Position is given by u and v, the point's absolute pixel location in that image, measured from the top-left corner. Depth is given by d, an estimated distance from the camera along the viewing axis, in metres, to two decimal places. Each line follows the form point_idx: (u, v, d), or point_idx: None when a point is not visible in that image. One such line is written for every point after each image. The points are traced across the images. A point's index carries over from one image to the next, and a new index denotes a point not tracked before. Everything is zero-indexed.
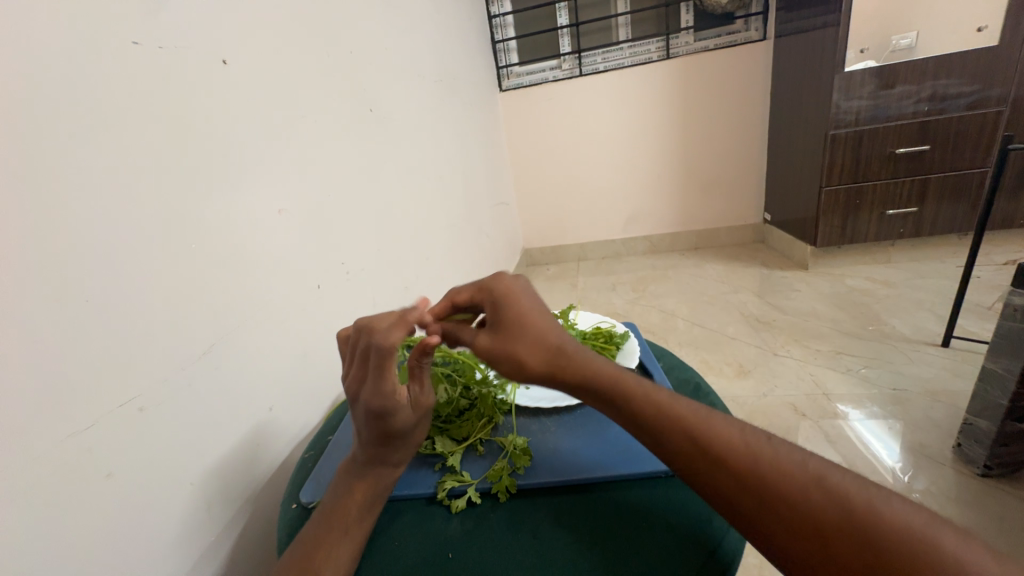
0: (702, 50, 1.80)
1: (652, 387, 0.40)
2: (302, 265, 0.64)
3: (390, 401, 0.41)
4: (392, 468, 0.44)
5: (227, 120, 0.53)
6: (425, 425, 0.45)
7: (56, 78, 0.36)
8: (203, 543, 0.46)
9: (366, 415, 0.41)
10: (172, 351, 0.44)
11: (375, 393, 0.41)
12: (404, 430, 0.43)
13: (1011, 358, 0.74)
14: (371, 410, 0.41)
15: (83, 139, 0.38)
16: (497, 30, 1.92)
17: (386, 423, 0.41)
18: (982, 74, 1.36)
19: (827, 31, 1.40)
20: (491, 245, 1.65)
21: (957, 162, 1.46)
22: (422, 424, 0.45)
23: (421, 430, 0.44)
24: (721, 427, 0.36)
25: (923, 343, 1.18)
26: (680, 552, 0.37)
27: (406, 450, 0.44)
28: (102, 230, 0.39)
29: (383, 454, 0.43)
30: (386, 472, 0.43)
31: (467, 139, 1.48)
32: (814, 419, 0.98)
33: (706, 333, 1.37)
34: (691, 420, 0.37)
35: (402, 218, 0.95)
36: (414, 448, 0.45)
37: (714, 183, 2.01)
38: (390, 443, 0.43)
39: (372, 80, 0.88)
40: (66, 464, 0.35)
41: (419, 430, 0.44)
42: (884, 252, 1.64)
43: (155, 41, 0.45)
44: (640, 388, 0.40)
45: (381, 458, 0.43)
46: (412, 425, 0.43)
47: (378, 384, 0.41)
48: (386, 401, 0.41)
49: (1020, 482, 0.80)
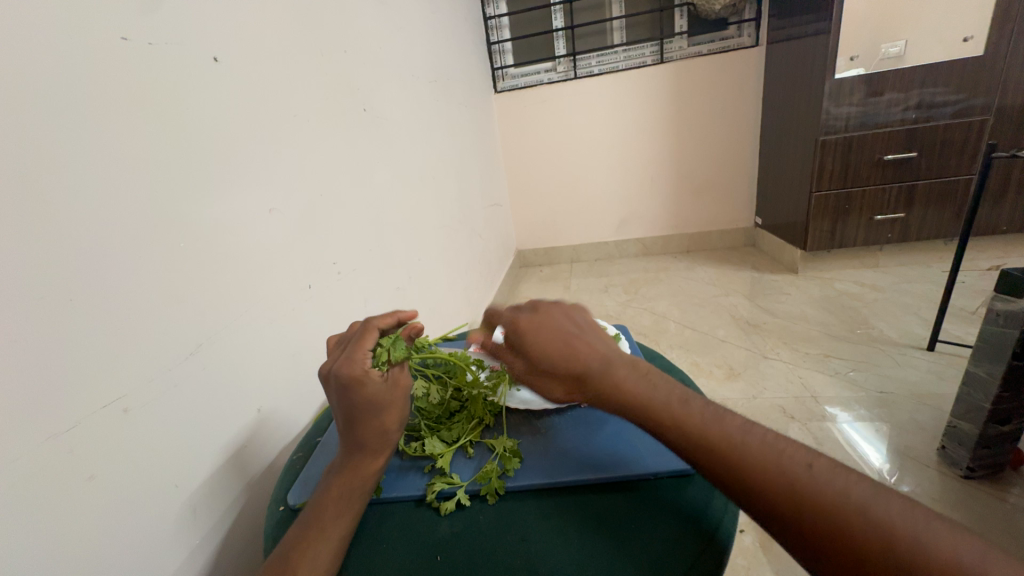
0: (696, 55, 1.82)
1: (684, 406, 0.39)
2: (293, 265, 0.63)
3: (352, 375, 0.42)
4: (371, 455, 0.43)
5: (217, 118, 0.52)
6: (402, 411, 0.44)
7: (42, 71, 0.36)
8: (190, 543, 0.45)
9: (338, 394, 0.43)
10: (158, 351, 0.44)
11: (341, 367, 0.43)
12: (378, 411, 0.43)
13: (993, 362, 0.75)
14: (339, 387, 0.42)
15: (70, 136, 0.37)
16: (493, 31, 1.92)
17: (355, 399, 0.42)
18: (967, 83, 1.38)
19: (817, 38, 1.43)
20: (485, 246, 1.65)
21: (944, 168, 1.48)
22: (401, 411, 0.44)
23: (394, 412, 0.43)
24: (754, 442, 0.36)
25: (909, 346, 1.20)
26: (668, 555, 0.37)
27: (383, 435, 0.43)
28: (86, 229, 0.38)
29: (359, 438, 0.43)
30: (366, 460, 0.42)
31: (461, 139, 1.48)
32: (803, 421, 0.99)
33: (698, 335, 1.38)
34: (729, 436, 0.36)
35: (394, 217, 0.94)
36: (394, 436, 0.44)
37: (707, 187, 2.02)
38: (362, 425, 0.42)
39: (365, 80, 0.88)
40: (47, 466, 0.34)
41: (394, 414, 0.44)
42: (872, 256, 1.66)
43: (145, 37, 0.44)
44: (670, 410, 0.39)
45: (357, 443, 0.42)
46: (387, 408, 0.43)
47: (346, 359, 0.43)
48: (351, 375, 0.42)
49: (1002, 483, 0.81)
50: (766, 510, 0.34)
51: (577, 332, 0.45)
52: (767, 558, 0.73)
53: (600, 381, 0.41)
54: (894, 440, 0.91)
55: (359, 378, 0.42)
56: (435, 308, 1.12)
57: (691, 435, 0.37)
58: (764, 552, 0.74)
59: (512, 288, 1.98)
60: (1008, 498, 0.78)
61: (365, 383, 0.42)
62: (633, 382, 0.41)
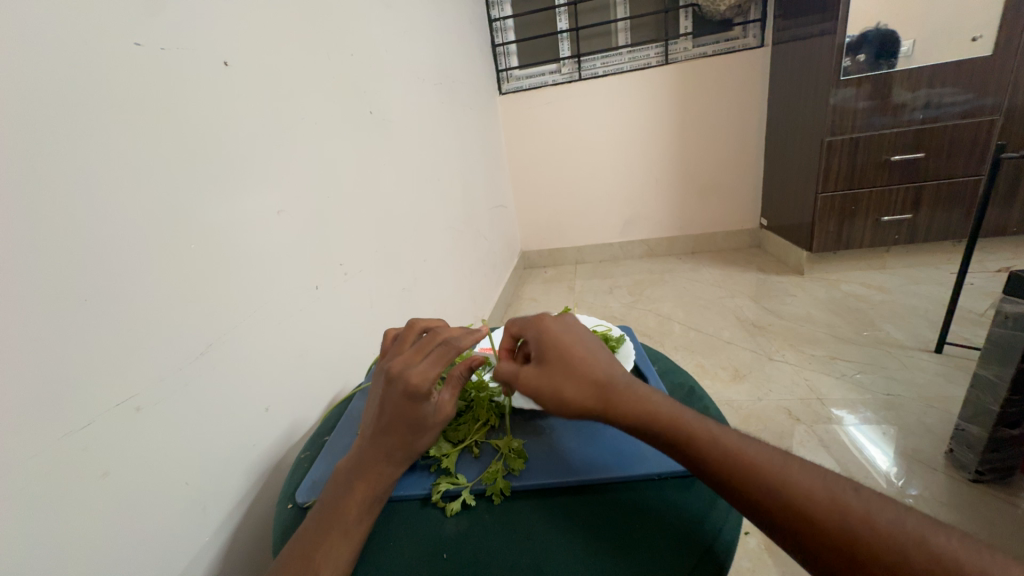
0: (700, 56, 1.82)
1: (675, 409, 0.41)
2: (302, 267, 0.64)
3: (420, 391, 0.42)
4: (392, 465, 0.43)
5: (226, 120, 0.53)
6: (430, 438, 0.45)
7: (61, 79, 0.37)
8: (200, 539, 0.46)
9: (394, 397, 0.43)
10: (171, 351, 0.44)
11: (411, 375, 0.43)
12: (417, 429, 0.44)
13: (1002, 364, 0.74)
14: (401, 394, 0.43)
15: (83, 141, 0.38)
16: (497, 33, 1.93)
17: (409, 415, 0.43)
18: (976, 84, 1.37)
19: (823, 39, 1.42)
20: (490, 248, 1.65)
21: (952, 169, 1.47)
22: (428, 435, 0.45)
23: (428, 437, 0.45)
24: (750, 446, 0.37)
25: (916, 349, 1.19)
26: (672, 555, 0.37)
27: (409, 452, 0.44)
28: (99, 230, 0.39)
29: (390, 445, 0.43)
30: (387, 469, 0.43)
31: (466, 142, 1.48)
32: (809, 424, 0.98)
33: (703, 336, 1.38)
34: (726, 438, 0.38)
35: (401, 220, 0.95)
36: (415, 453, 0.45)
37: (712, 189, 2.02)
38: (400, 437, 0.43)
39: (372, 84, 0.89)
40: (62, 463, 0.35)
41: (427, 438, 0.45)
42: (879, 258, 1.65)
43: (157, 42, 0.45)
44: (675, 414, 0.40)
45: (385, 449, 0.43)
46: (423, 428, 0.44)
47: (416, 368, 0.43)
48: (419, 388, 0.42)
49: (1011, 488, 0.80)
50: (765, 505, 0.34)
51: (596, 348, 0.46)
52: (773, 561, 0.73)
53: (622, 396, 0.42)
54: (901, 443, 0.91)
55: (425, 395, 0.43)
56: (441, 309, 1.13)
57: (704, 445, 0.38)
58: (771, 555, 0.74)
59: (516, 289, 1.98)
60: (1017, 502, 0.77)
61: (423, 402, 0.43)
62: (658, 399, 0.42)
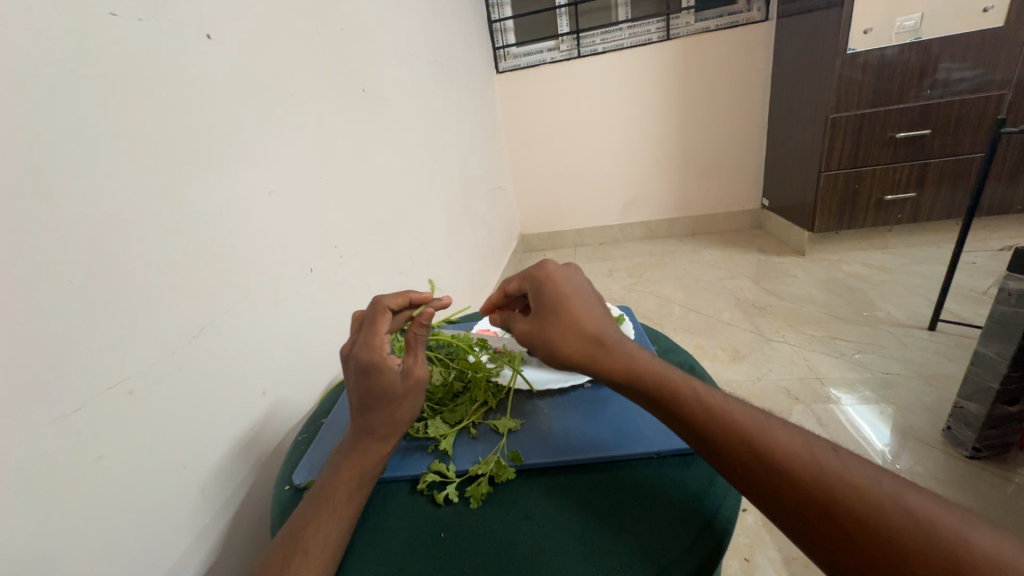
0: (703, 31, 1.76)
1: (692, 387, 0.38)
2: (296, 249, 0.63)
3: (372, 362, 0.42)
4: (379, 442, 0.42)
5: (212, 97, 0.51)
6: (415, 404, 0.44)
7: (34, 50, 0.35)
8: (199, 521, 0.46)
9: (355, 375, 0.44)
10: (161, 335, 0.43)
11: (361, 352, 0.43)
12: (388, 399, 0.42)
13: (1003, 342, 0.74)
14: (357, 370, 0.43)
15: (62, 114, 0.37)
16: (494, 9, 1.87)
17: (372, 385, 0.42)
18: (985, 58, 1.33)
19: (830, 11, 1.38)
20: (488, 230, 1.63)
21: (958, 146, 1.44)
22: (413, 402, 0.43)
23: (407, 404, 0.43)
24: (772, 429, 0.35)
25: (915, 328, 1.19)
26: (670, 530, 0.37)
27: (393, 425, 0.43)
28: (79, 209, 0.37)
29: (371, 423, 0.42)
30: (375, 446, 0.42)
31: (462, 122, 1.45)
32: (807, 403, 0.99)
33: (703, 318, 1.38)
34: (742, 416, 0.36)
35: (396, 202, 0.94)
36: (403, 427, 0.44)
37: (713, 169, 1.99)
38: (374, 411, 0.43)
39: (363, 60, 0.86)
40: (56, 446, 0.35)
41: (406, 406, 0.43)
42: (881, 237, 1.64)
43: (135, 13, 0.43)
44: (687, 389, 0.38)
45: (367, 426, 0.43)
46: (398, 397, 0.42)
47: (364, 344, 0.44)
48: (369, 359, 0.43)
49: (1008, 464, 0.81)
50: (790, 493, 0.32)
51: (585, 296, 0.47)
52: (769, 537, 0.74)
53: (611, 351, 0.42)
54: (899, 421, 0.91)
55: (376, 364, 0.42)
56: (439, 291, 1.12)
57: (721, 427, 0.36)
58: (767, 531, 0.75)
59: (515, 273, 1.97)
60: (1013, 478, 0.78)
61: (383, 371, 0.42)
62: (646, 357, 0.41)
